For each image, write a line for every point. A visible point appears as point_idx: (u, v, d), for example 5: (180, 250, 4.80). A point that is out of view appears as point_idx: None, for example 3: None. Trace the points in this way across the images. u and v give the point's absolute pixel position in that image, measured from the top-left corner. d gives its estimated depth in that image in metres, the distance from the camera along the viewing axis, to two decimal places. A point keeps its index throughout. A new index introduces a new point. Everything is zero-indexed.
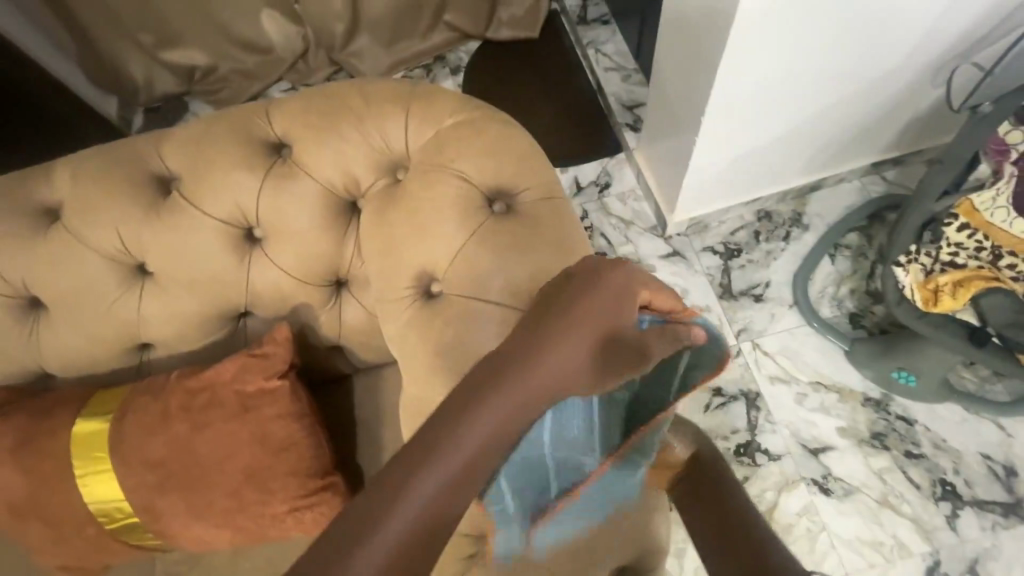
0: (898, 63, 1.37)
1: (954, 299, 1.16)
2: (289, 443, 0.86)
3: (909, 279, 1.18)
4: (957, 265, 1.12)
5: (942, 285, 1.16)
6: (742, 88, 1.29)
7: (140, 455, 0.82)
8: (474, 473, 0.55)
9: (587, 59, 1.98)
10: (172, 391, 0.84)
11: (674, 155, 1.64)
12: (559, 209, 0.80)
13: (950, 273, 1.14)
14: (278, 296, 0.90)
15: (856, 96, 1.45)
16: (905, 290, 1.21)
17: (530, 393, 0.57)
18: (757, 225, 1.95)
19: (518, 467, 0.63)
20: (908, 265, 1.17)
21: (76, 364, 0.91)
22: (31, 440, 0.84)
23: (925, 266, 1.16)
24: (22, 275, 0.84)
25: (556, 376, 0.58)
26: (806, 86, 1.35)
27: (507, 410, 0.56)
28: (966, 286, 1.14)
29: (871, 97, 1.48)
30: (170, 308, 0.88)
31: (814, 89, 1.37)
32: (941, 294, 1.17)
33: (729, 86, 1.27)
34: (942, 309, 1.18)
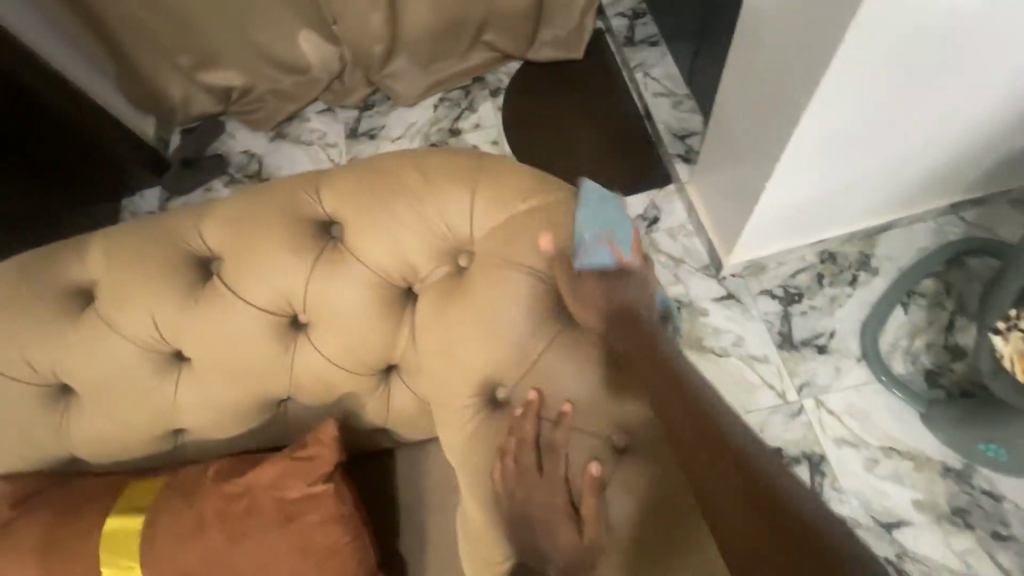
0: (1005, 106, 1.22)
1: None
2: (334, 551, 0.78)
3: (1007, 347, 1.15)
4: None
5: None
6: (823, 139, 1.16)
7: (172, 567, 0.75)
8: None
9: (635, 83, 1.86)
10: (207, 495, 0.76)
11: (735, 196, 1.51)
12: None
13: None
14: (323, 385, 0.81)
15: (950, 140, 1.30)
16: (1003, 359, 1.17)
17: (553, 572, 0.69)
18: (820, 267, 1.81)
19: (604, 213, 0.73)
20: (1008, 331, 1.15)
21: (108, 450, 0.84)
22: (58, 540, 0.77)
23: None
24: (50, 362, 0.77)
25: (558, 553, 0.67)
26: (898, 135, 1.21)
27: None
28: None
29: (967, 138, 1.32)
30: (207, 394, 0.81)
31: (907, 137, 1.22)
32: None
33: (809, 136, 1.14)
34: None
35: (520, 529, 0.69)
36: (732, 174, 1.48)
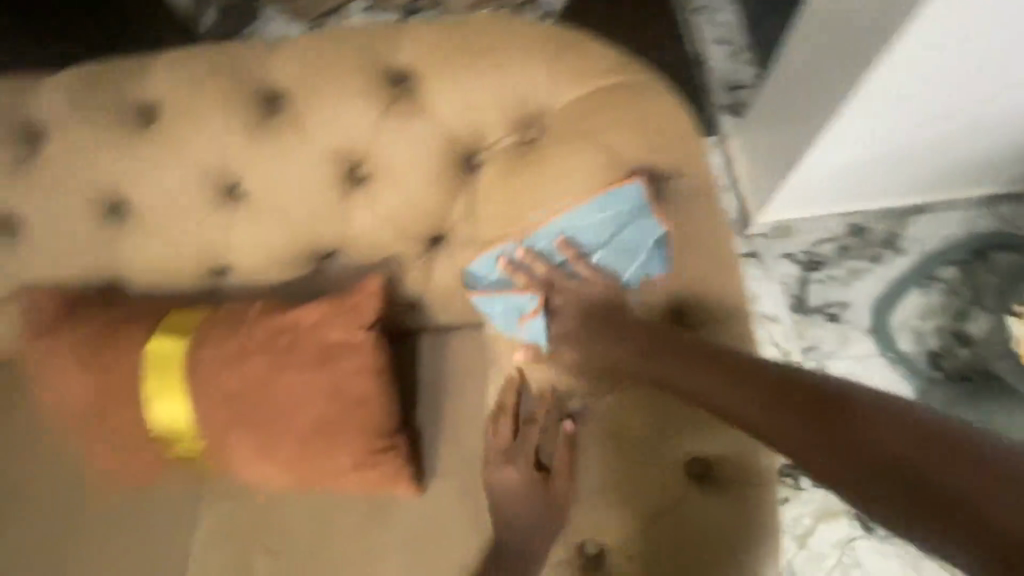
0: None
1: None
2: (364, 399, 0.82)
3: None
4: None
5: None
6: (884, 99, 1.10)
7: (215, 385, 0.79)
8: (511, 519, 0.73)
9: (692, 26, 1.78)
10: (253, 326, 0.79)
11: (776, 156, 1.45)
12: (705, 201, 0.73)
13: None
14: (373, 242, 0.83)
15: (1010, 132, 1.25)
16: None
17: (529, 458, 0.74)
18: (847, 240, 1.80)
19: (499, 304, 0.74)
20: None
21: (150, 279, 0.86)
22: (107, 348, 0.82)
23: None
24: (112, 175, 0.78)
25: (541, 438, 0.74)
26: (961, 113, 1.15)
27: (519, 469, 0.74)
28: None
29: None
30: (258, 232, 0.82)
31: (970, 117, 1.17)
32: None
33: (872, 93, 1.08)
34: None
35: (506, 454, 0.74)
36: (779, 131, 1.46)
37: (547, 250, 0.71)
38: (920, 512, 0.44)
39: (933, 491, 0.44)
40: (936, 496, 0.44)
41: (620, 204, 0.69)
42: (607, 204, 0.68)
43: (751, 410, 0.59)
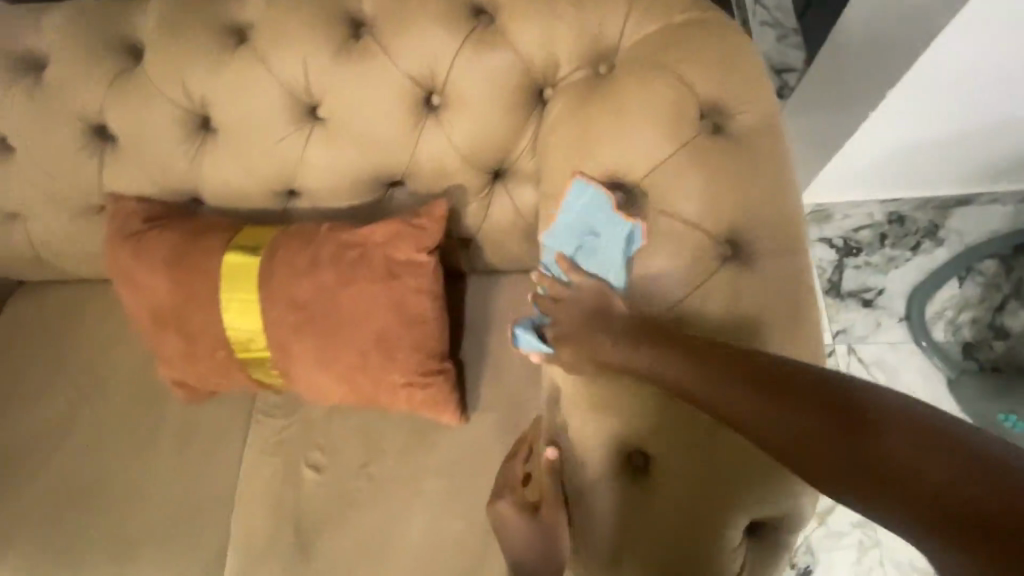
0: None
1: None
2: (421, 320, 0.86)
3: None
4: None
5: None
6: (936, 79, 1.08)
7: (285, 294, 0.83)
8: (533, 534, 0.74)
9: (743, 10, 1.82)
10: (324, 241, 0.83)
11: (814, 141, 1.43)
12: (775, 138, 0.71)
13: None
14: (439, 171, 0.87)
15: None
16: None
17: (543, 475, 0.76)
18: (886, 227, 1.76)
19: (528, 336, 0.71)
20: None
21: (228, 196, 0.92)
22: (183, 256, 0.86)
23: None
24: (202, 89, 0.83)
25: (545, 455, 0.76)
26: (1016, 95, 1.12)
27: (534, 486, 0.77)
28: None
29: None
30: (332, 155, 0.86)
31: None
32: None
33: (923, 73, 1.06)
34: None
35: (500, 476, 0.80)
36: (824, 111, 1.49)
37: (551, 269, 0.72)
38: (903, 506, 0.43)
39: (922, 491, 0.42)
40: (907, 486, 0.43)
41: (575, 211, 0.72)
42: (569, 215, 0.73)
43: (733, 401, 0.54)
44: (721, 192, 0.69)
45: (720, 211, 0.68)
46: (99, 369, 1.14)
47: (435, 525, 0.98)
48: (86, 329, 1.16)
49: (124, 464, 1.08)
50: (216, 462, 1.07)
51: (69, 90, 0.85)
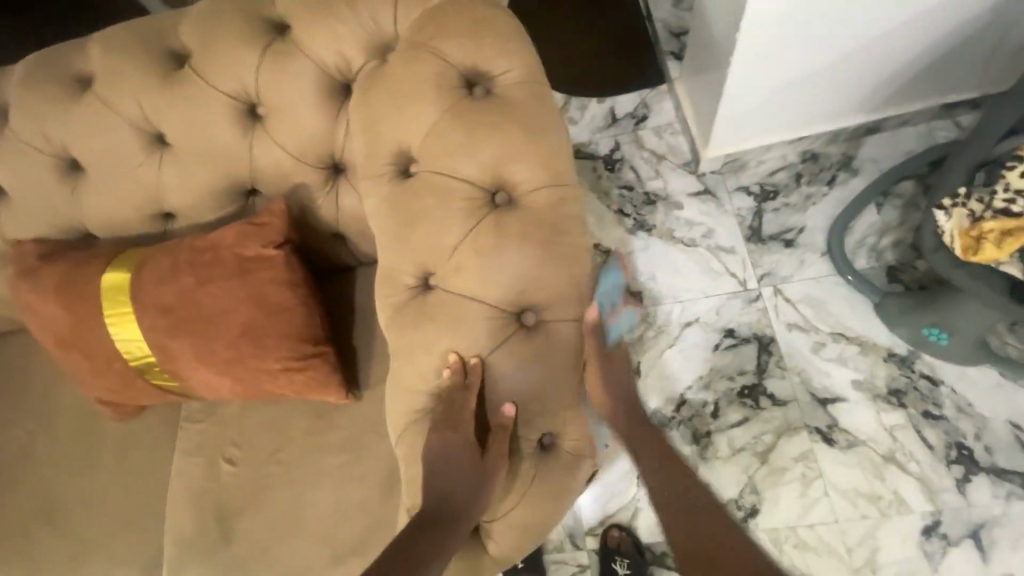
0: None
1: (997, 248, 1.06)
2: (283, 308, 0.96)
3: (950, 224, 1.12)
4: (1010, 213, 1.04)
5: (986, 232, 1.08)
6: (771, 10, 1.31)
7: (154, 301, 0.95)
8: (474, 507, 0.74)
9: None
10: (183, 249, 0.95)
11: (711, 89, 1.65)
12: (536, 91, 0.79)
13: (1000, 219, 1.05)
14: (279, 173, 0.96)
15: (912, 32, 1.42)
16: (945, 237, 1.15)
17: (481, 480, 0.73)
18: (800, 166, 1.85)
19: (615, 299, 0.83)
20: (952, 207, 1.12)
21: (112, 226, 1.04)
22: (69, 282, 0.98)
23: (973, 212, 1.10)
24: (62, 135, 0.95)
25: (486, 468, 0.73)
26: (849, 13, 1.34)
27: (470, 484, 0.73)
28: (1014, 236, 1.04)
29: (929, 33, 1.43)
30: (186, 174, 0.97)
31: (860, 18, 1.35)
32: (984, 243, 1.08)
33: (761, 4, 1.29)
34: (983, 261, 1.09)
35: (446, 410, 0.74)
36: (710, 54, 1.60)
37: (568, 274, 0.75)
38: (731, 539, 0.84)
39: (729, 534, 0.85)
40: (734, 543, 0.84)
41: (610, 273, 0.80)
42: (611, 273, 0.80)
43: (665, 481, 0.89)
44: (483, 144, 0.76)
45: (485, 162, 0.76)
46: (45, 402, 1.26)
47: (339, 497, 1.06)
48: (31, 369, 1.29)
49: (72, 484, 1.20)
50: (150, 470, 1.18)
51: None
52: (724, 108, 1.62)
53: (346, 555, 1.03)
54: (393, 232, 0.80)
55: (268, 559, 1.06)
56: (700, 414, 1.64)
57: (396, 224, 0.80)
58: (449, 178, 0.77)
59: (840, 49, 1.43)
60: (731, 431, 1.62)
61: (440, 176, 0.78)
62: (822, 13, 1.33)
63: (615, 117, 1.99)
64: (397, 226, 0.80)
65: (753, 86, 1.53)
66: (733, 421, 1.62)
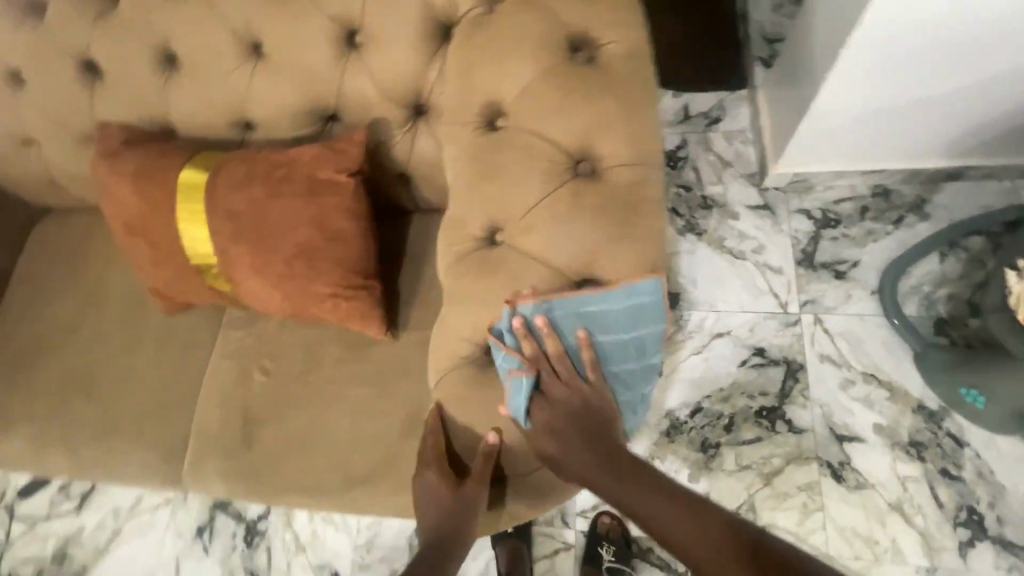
0: None
1: None
2: (343, 236, 0.98)
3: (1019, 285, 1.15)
4: None
5: None
6: (883, 36, 1.25)
7: (224, 205, 0.97)
8: (462, 536, 0.81)
9: None
10: (260, 160, 0.98)
11: (796, 105, 1.59)
12: (639, 66, 0.78)
13: None
14: (364, 104, 0.98)
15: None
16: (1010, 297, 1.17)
17: (462, 513, 0.80)
18: (868, 200, 1.80)
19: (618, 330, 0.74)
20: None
21: (194, 125, 1.07)
22: (147, 171, 1.01)
23: None
24: (168, 29, 0.98)
25: (464, 500, 0.79)
26: (963, 54, 1.27)
27: (455, 514, 0.80)
28: None
29: None
30: (274, 88, 0.99)
31: (973, 60, 1.29)
32: None
33: (874, 30, 1.24)
34: None
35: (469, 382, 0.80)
36: (804, 68, 1.54)
37: (562, 332, 0.73)
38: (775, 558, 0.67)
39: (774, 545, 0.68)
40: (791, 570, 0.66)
41: (642, 304, 0.73)
42: (641, 301, 0.73)
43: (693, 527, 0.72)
44: (577, 111, 0.76)
45: (576, 128, 0.76)
46: (98, 282, 1.32)
47: (360, 426, 1.10)
48: (89, 249, 1.35)
49: (111, 363, 1.26)
50: (184, 365, 1.23)
51: (63, 29, 1.03)
52: (805, 127, 1.57)
53: (358, 482, 1.08)
54: (467, 179, 0.80)
55: (282, 471, 1.11)
56: (713, 425, 1.64)
57: (472, 173, 0.80)
58: (535, 136, 0.77)
59: (943, 87, 1.37)
60: (741, 448, 1.62)
61: (528, 133, 0.77)
62: (934, 47, 1.27)
63: (688, 114, 1.94)
64: (473, 174, 0.80)
65: (844, 107, 1.47)
66: (745, 438, 1.62)
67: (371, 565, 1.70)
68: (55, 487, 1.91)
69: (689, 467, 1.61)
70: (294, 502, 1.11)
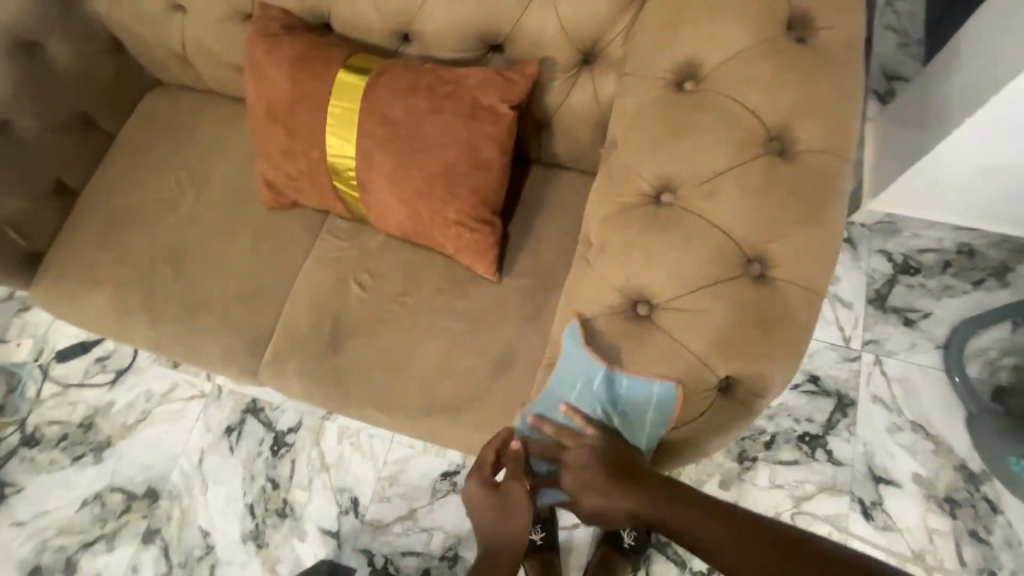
0: None
1: None
2: (487, 167, 0.98)
3: None
4: None
5: None
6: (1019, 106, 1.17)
7: (382, 109, 0.98)
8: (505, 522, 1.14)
9: (871, 9, 1.84)
10: (426, 73, 0.98)
11: (901, 150, 1.52)
12: (849, 60, 0.77)
13: None
14: (539, 41, 0.97)
15: None
16: None
17: None
18: (952, 256, 1.75)
19: (590, 385, 0.78)
20: None
21: (355, 26, 1.05)
22: (308, 60, 1.01)
23: None
24: None
25: None
26: None
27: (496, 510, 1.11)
28: None
29: None
30: (450, 6, 0.98)
31: None
32: None
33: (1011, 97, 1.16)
34: None
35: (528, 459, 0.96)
36: (933, 107, 1.39)
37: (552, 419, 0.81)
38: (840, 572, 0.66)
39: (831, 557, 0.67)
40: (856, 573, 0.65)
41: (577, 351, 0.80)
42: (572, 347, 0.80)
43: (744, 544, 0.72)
44: (783, 90, 0.76)
45: (780, 106, 0.76)
46: (205, 162, 1.32)
47: (450, 358, 1.11)
48: (202, 130, 1.34)
49: (209, 244, 1.26)
50: (279, 263, 1.24)
51: None
52: (901, 179, 1.51)
53: (439, 410, 1.09)
54: (648, 136, 0.81)
55: (368, 383, 1.12)
56: (754, 439, 1.65)
57: (656, 132, 0.81)
58: (731, 105, 0.78)
59: None
60: (777, 467, 1.63)
61: (724, 99, 0.78)
62: None
63: None
64: (657, 134, 0.80)
65: (960, 163, 1.37)
66: (783, 459, 1.63)
67: (392, 499, 1.63)
68: (92, 358, 1.79)
69: (723, 475, 1.62)
70: (369, 415, 1.12)
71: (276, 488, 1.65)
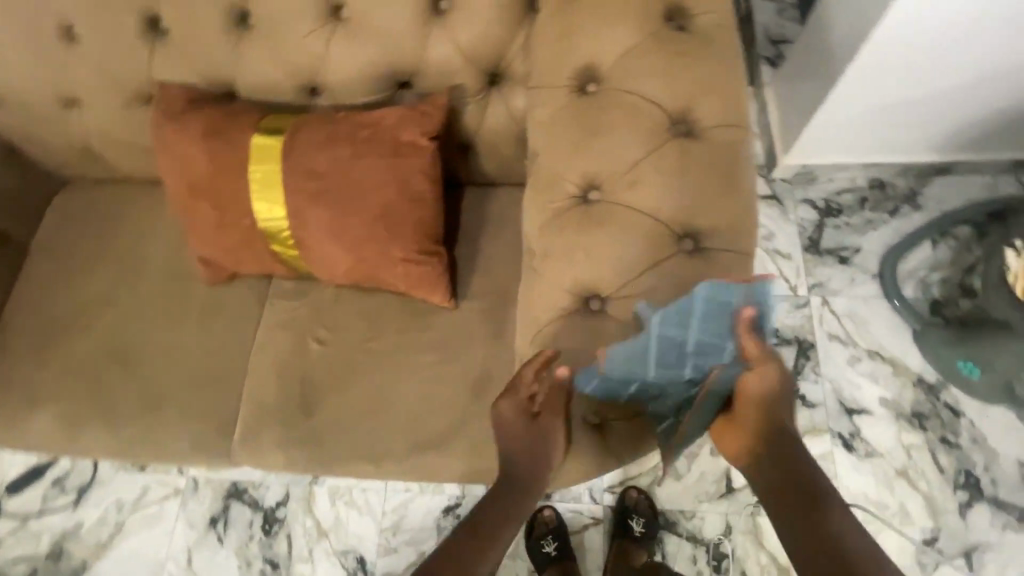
0: None
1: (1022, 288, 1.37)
2: (421, 200, 1.00)
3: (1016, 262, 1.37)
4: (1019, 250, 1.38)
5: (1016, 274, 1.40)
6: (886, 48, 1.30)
7: (306, 164, 0.98)
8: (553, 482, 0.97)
9: None
10: (342, 122, 0.99)
11: (800, 104, 1.63)
12: (728, 37, 0.84)
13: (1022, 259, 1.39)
14: (444, 70, 1.00)
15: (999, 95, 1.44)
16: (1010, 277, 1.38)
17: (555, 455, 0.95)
18: (867, 192, 1.88)
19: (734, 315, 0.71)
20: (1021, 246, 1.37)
21: (261, 88, 1.05)
22: (219, 131, 1.00)
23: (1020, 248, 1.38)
24: None
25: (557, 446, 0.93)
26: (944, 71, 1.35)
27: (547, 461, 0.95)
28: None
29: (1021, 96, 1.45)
30: (351, 53, 0.99)
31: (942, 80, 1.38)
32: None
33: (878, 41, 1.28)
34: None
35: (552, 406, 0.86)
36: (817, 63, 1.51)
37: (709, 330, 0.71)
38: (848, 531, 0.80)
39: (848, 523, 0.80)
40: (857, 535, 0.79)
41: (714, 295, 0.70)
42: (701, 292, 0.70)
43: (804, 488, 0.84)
44: (675, 76, 0.82)
45: (676, 91, 0.82)
46: (133, 252, 1.27)
47: (426, 392, 1.11)
48: (122, 220, 1.29)
49: (153, 333, 1.21)
50: (232, 336, 1.20)
51: None
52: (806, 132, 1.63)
53: (425, 446, 1.08)
54: (565, 141, 0.85)
55: (348, 436, 1.10)
56: None
57: (572, 135, 0.84)
58: (634, 99, 0.83)
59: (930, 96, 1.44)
60: None
61: (626, 95, 0.83)
62: (931, 59, 1.32)
63: None
64: (573, 137, 0.84)
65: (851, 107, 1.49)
66: None
67: (399, 548, 1.59)
68: (48, 481, 1.67)
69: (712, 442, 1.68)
70: (356, 468, 1.10)
71: (276, 569, 1.58)
